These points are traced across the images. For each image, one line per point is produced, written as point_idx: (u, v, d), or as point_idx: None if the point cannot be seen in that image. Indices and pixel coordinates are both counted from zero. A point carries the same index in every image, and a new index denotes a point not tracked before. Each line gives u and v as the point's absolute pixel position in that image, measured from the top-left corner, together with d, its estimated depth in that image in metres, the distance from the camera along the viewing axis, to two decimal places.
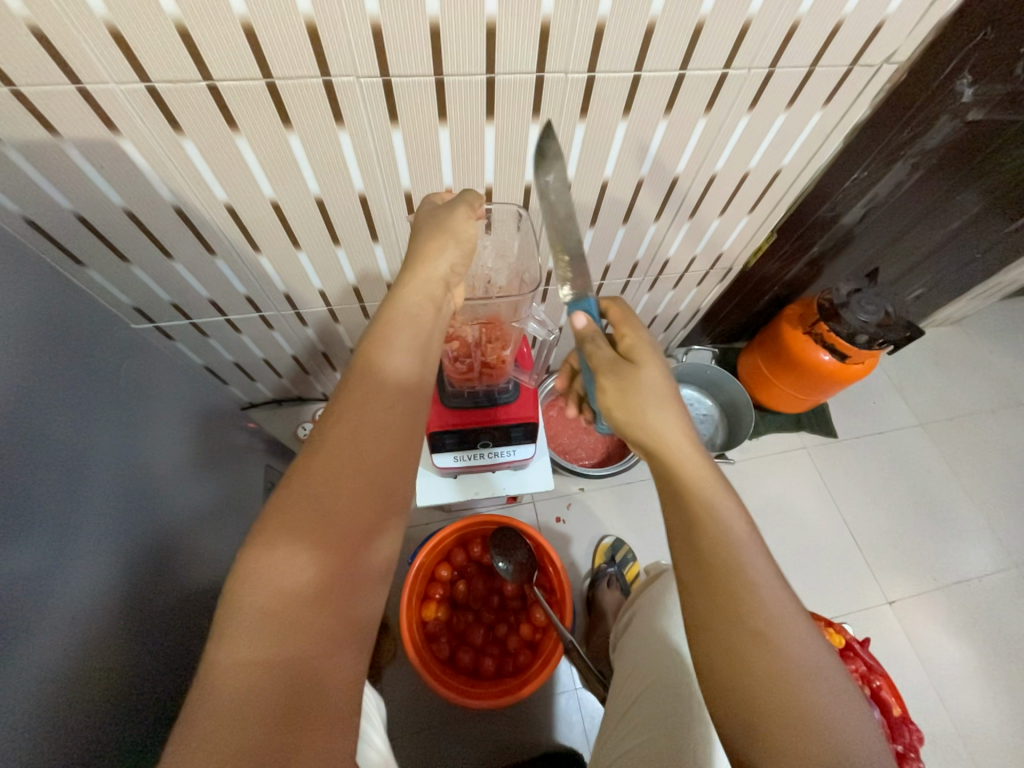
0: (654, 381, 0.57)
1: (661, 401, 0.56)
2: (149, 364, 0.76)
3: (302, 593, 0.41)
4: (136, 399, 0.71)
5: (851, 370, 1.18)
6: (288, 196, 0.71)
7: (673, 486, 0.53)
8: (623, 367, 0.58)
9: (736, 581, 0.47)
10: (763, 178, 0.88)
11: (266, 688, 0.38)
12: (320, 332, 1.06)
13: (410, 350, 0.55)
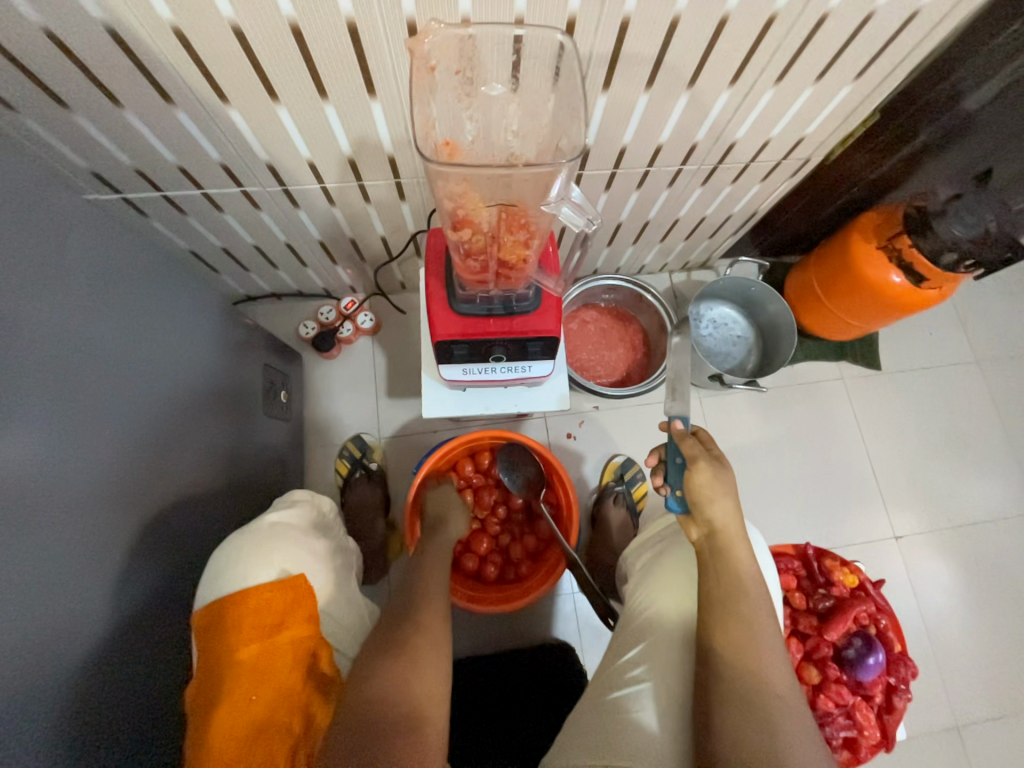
0: (732, 487, 0.66)
1: (734, 503, 0.65)
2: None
3: (372, 721, 0.54)
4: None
5: (923, 296, 1.02)
6: (251, 18, 0.54)
7: (717, 557, 0.64)
8: (713, 461, 0.67)
9: (740, 622, 0.60)
10: (887, 25, 0.65)
11: (360, 734, 0.53)
12: (315, 217, 0.92)
13: (424, 680, 0.60)
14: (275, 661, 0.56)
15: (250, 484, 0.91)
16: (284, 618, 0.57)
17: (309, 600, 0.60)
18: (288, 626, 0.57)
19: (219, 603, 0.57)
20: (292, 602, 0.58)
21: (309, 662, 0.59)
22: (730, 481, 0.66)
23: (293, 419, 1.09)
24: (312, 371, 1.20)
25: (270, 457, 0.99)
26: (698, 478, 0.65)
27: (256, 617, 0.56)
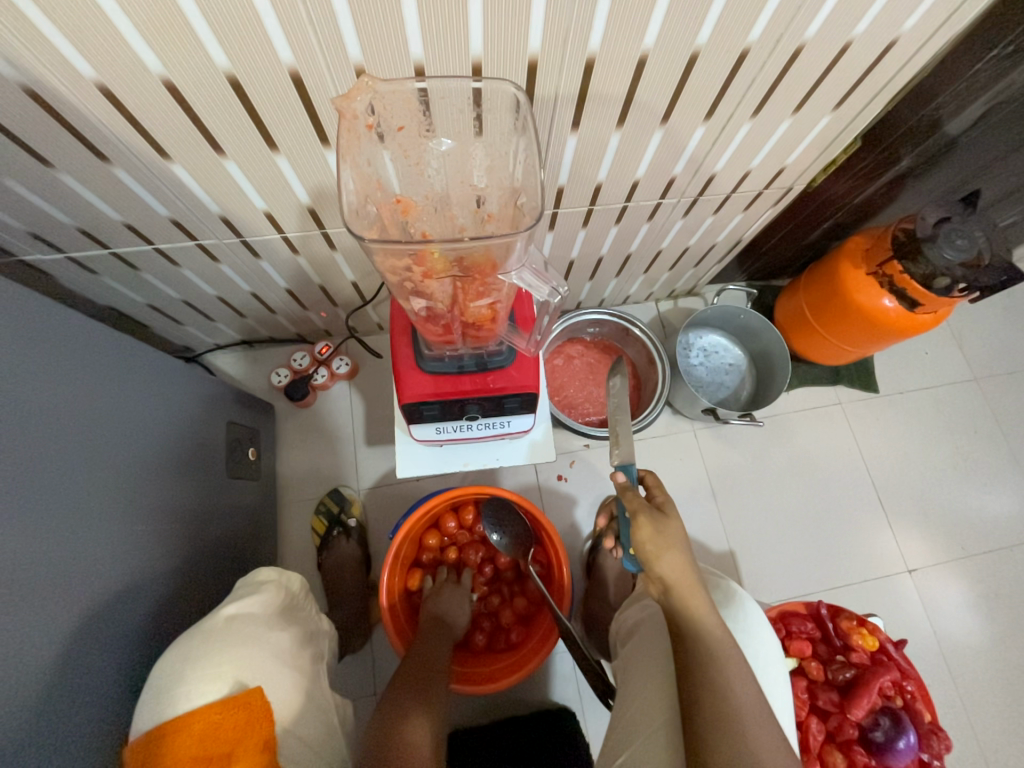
0: (682, 538, 0.62)
1: (686, 555, 0.61)
2: (49, 309, 0.59)
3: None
4: (25, 355, 0.55)
5: (918, 320, 0.98)
6: (185, 73, 0.50)
7: (683, 628, 0.59)
8: (660, 516, 0.63)
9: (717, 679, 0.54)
10: (863, 54, 0.62)
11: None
12: (280, 266, 0.87)
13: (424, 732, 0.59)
14: None
15: (216, 555, 0.84)
16: (234, 747, 0.50)
17: (263, 722, 0.52)
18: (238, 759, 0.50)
19: (155, 735, 0.49)
20: (242, 728, 0.51)
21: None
22: (680, 537, 0.62)
23: (264, 476, 1.02)
24: (286, 422, 1.13)
25: (239, 525, 0.91)
26: (648, 537, 0.61)
27: (199, 751, 0.49)
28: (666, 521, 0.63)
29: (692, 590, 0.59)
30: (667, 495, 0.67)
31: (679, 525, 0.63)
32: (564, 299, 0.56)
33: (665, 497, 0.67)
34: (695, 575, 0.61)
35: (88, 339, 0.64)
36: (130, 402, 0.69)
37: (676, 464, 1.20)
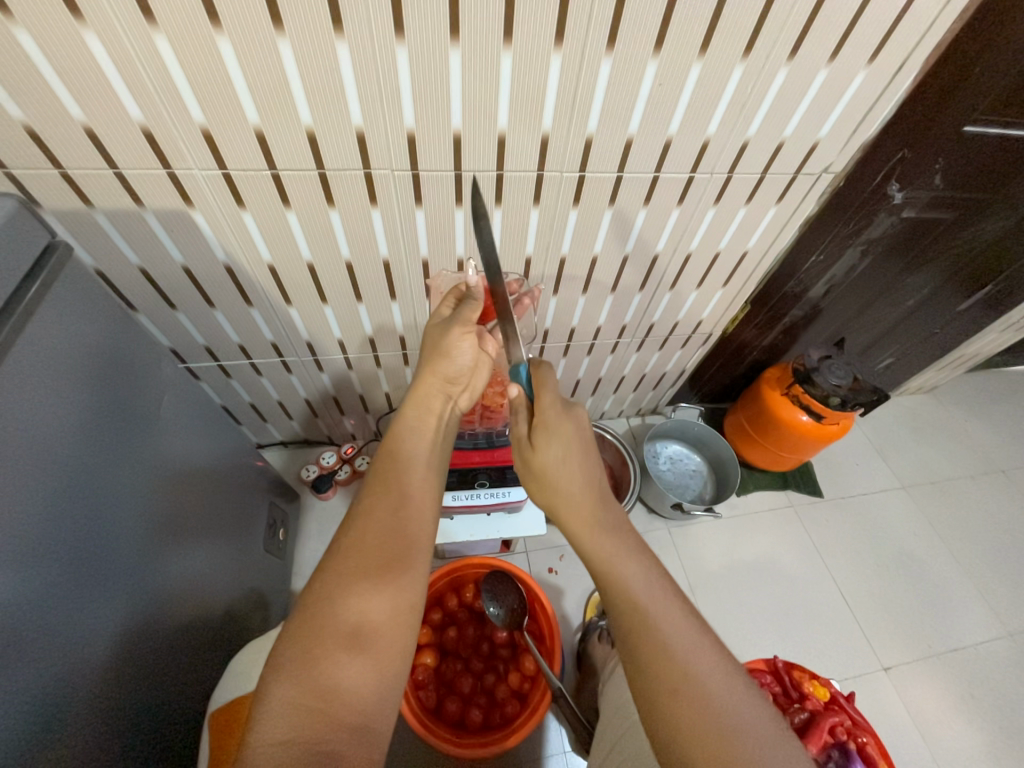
0: (567, 437, 0.64)
1: (567, 452, 0.63)
2: (189, 400, 0.83)
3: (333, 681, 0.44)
4: (173, 439, 0.77)
5: (830, 428, 1.25)
6: (322, 258, 0.83)
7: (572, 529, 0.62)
8: (539, 435, 0.64)
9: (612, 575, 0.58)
10: (731, 257, 1.01)
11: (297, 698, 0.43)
12: (334, 378, 1.14)
13: (378, 601, 0.50)
14: None
15: (242, 624, 0.92)
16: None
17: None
18: None
19: None
20: None
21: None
22: (570, 440, 0.64)
23: (286, 558, 1.14)
24: (308, 512, 1.28)
25: (261, 599, 1.00)
26: (540, 446, 0.64)
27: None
28: (550, 435, 0.64)
29: (574, 492, 0.63)
30: (559, 389, 0.66)
31: (566, 426, 0.64)
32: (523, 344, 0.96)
33: (552, 397, 0.65)
34: (590, 481, 0.63)
35: (202, 427, 0.86)
36: (214, 479, 0.88)
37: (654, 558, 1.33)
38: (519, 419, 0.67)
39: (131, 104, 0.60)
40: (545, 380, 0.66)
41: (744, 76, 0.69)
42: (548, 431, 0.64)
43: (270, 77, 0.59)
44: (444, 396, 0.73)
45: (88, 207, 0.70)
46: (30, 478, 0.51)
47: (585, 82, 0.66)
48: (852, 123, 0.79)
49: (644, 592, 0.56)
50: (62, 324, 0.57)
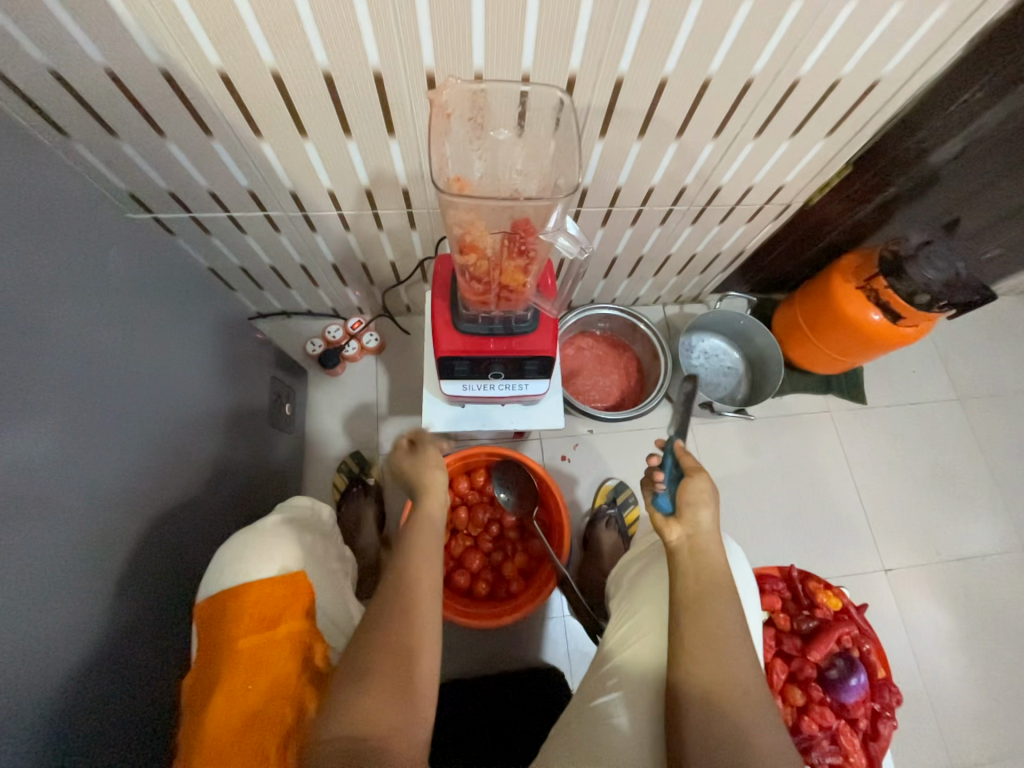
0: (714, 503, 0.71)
1: (714, 513, 0.70)
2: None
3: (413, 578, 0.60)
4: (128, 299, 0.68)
5: (901, 332, 1.08)
6: (291, 66, 0.61)
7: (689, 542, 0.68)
8: (707, 476, 0.71)
9: (709, 578, 0.65)
10: (851, 91, 0.73)
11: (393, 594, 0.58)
12: (330, 241, 0.98)
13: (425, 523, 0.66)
14: (272, 652, 0.55)
15: (252, 494, 0.92)
16: (282, 613, 0.56)
17: (307, 596, 0.59)
18: (286, 621, 0.56)
19: (220, 597, 0.56)
20: (289, 597, 0.57)
21: (308, 659, 0.57)
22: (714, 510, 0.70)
23: (295, 433, 1.11)
24: (315, 387, 1.23)
25: (273, 470, 1.01)
26: (687, 487, 0.70)
27: (257, 611, 0.55)
28: (711, 492, 0.70)
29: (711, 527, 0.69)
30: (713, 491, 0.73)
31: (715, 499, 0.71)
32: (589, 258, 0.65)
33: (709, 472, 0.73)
34: (718, 546, 0.68)
35: (168, 281, 0.77)
36: (199, 341, 0.82)
37: None
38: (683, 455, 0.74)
39: None
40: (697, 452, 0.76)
41: None
42: (710, 488, 0.70)
43: None
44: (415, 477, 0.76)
45: None
46: None
47: None
48: None
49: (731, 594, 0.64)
50: None
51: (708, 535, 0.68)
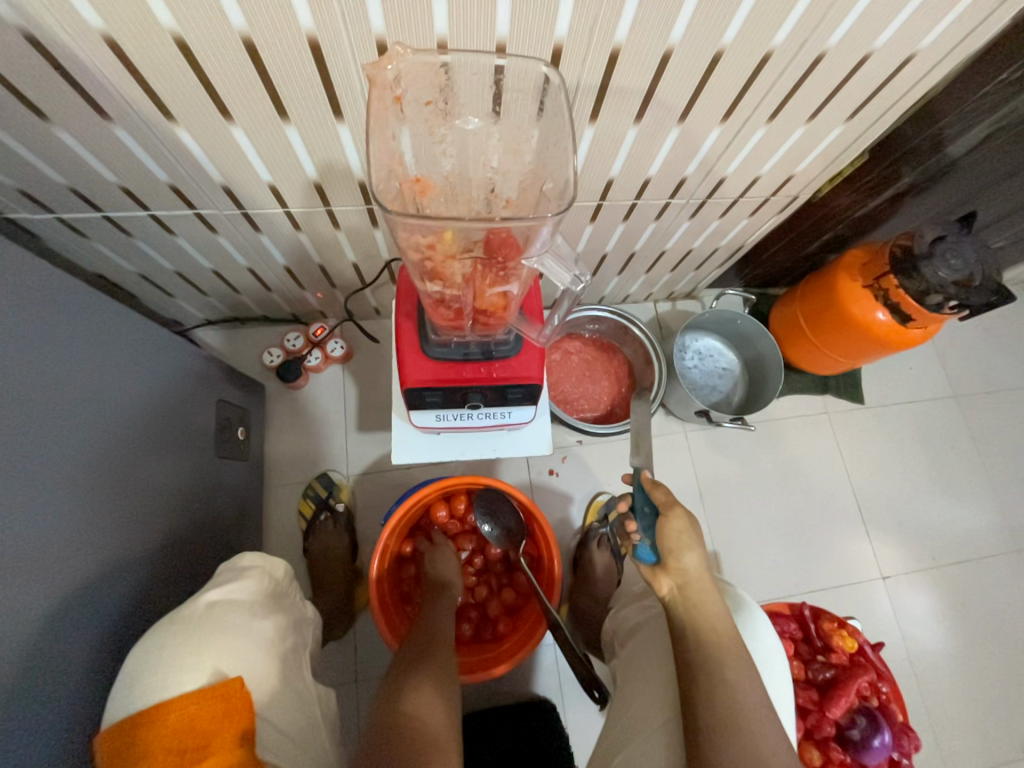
0: (700, 540, 0.63)
1: (702, 554, 0.62)
2: (50, 275, 0.57)
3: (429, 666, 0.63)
4: (36, 321, 0.55)
5: (909, 335, 1.01)
6: (199, 31, 0.48)
7: (678, 594, 0.61)
8: (686, 512, 0.62)
9: (706, 626, 0.57)
10: (878, 70, 0.63)
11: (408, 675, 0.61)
12: (279, 243, 0.84)
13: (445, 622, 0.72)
14: None
15: (201, 537, 0.81)
16: (210, 739, 0.48)
17: (242, 714, 0.50)
18: (213, 753, 0.48)
19: (129, 724, 0.47)
20: (218, 721, 0.49)
21: None
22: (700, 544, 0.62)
23: (251, 459, 0.99)
24: (274, 404, 1.10)
25: (225, 506, 0.89)
26: (667, 530, 0.61)
27: (175, 741, 0.47)
28: (692, 526, 0.62)
29: (701, 573, 0.61)
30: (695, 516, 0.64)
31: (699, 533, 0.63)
32: (587, 290, 0.54)
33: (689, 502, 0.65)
34: (711, 587, 0.61)
35: (88, 298, 0.63)
36: (136, 366, 0.69)
37: (664, 464, 1.21)
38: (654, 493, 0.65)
39: None
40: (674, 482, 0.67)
41: None
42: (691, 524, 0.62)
43: None
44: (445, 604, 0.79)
45: None
46: None
47: None
48: None
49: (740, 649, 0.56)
50: None
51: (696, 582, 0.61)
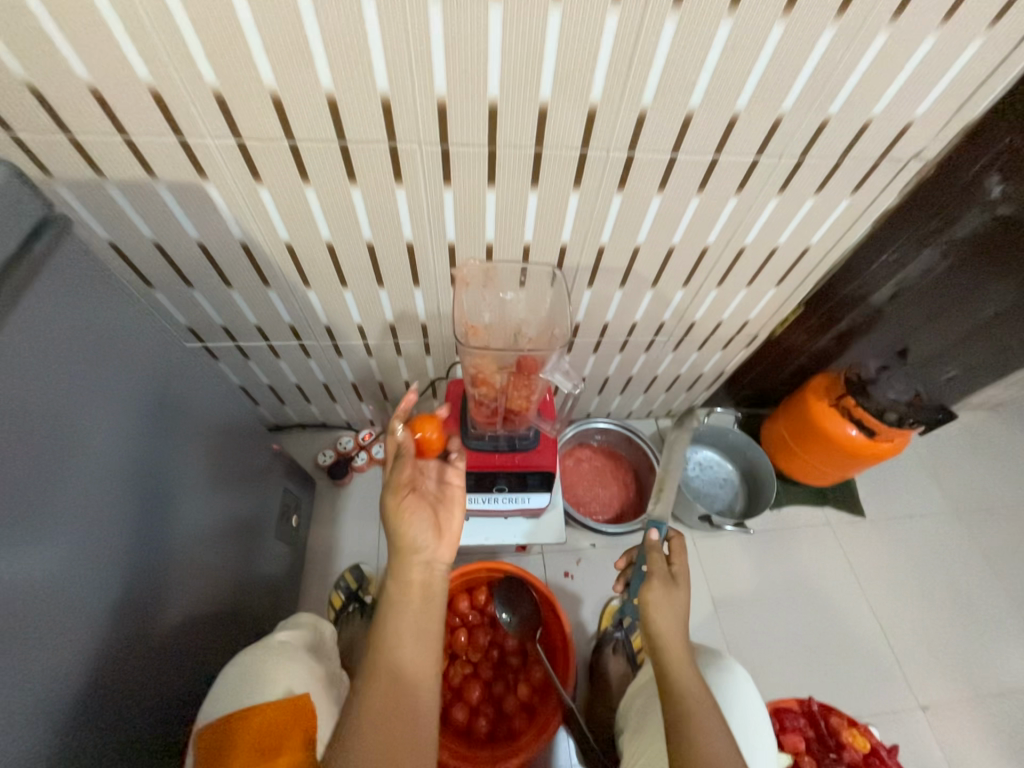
0: (684, 608, 0.70)
1: (685, 623, 0.69)
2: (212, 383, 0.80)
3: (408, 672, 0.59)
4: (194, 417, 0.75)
5: (881, 447, 1.15)
6: (342, 240, 0.77)
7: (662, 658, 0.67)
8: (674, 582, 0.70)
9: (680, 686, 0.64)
10: (790, 255, 0.90)
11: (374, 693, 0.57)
12: (353, 364, 1.10)
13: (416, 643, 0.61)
14: None
15: (251, 612, 0.90)
16: (283, 741, 0.55)
17: (311, 724, 0.58)
18: (286, 753, 0.55)
19: (221, 724, 0.56)
20: (293, 726, 0.57)
21: None
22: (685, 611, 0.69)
23: (298, 546, 1.11)
24: (321, 498, 1.26)
25: (272, 587, 0.99)
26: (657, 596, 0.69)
27: (259, 742, 0.55)
28: (676, 595, 0.70)
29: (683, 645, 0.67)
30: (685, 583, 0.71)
31: (684, 602, 0.70)
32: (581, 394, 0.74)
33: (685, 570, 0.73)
34: (689, 653, 0.67)
35: (227, 400, 0.84)
36: (235, 456, 0.86)
37: None
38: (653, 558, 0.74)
39: (139, 61, 0.55)
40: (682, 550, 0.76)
41: (832, 41, 0.59)
42: (677, 594, 0.70)
43: (287, 30, 0.52)
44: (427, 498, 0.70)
45: (100, 179, 0.67)
46: (40, 455, 0.49)
47: (644, 45, 0.56)
48: (957, 100, 0.67)
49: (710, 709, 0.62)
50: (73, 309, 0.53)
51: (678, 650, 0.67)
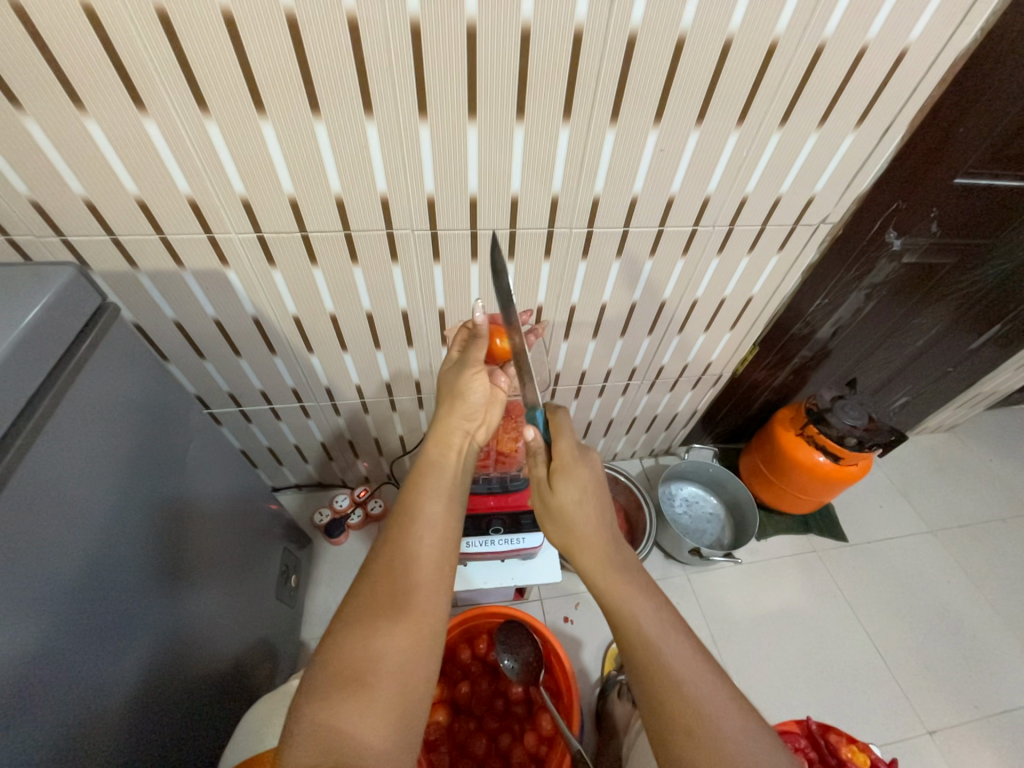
0: (584, 485, 0.65)
1: (586, 497, 0.65)
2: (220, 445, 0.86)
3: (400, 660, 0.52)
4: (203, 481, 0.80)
5: (849, 469, 1.23)
6: (344, 310, 0.87)
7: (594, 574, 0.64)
8: (562, 470, 0.66)
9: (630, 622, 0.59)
10: (737, 303, 1.04)
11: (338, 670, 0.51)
12: (351, 422, 1.16)
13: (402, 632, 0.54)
14: None
15: (251, 678, 0.89)
16: None
17: None
18: None
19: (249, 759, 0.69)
20: None
21: None
22: (587, 484, 0.66)
23: (297, 606, 1.11)
24: (319, 558, 1.27)
25: (272, 651, 0.98)
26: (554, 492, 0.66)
27: None
28: (569, 476, 0.66)
29: (605, 543, 0.64)
30: (574, 435, 0.68)
31: (584, 471, 0.66)
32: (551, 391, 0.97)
33: (569, 442, 0.67)
34: (604, 531, 0.65)
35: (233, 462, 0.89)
36: (238, 521, 0.89)
37: None
38: (538, 459, 0.69)
39: (181, 177, 0.66)
40: (561, 427, 0.69)
41: (739, 141, 0.74)
42: (568, 475, 0.66)
43: (304, 150, 0.65)
44: (463, 433, 0.75)
45: (133, 270, 0.76)
46: (70, 525, 0.52)
47: (591, 151, 0.71)
48: (846, 177, 0.83)
49: (675, 645, 0.57)
50: (102, 389, 0.59)
51: (592, 542, 0.64)
